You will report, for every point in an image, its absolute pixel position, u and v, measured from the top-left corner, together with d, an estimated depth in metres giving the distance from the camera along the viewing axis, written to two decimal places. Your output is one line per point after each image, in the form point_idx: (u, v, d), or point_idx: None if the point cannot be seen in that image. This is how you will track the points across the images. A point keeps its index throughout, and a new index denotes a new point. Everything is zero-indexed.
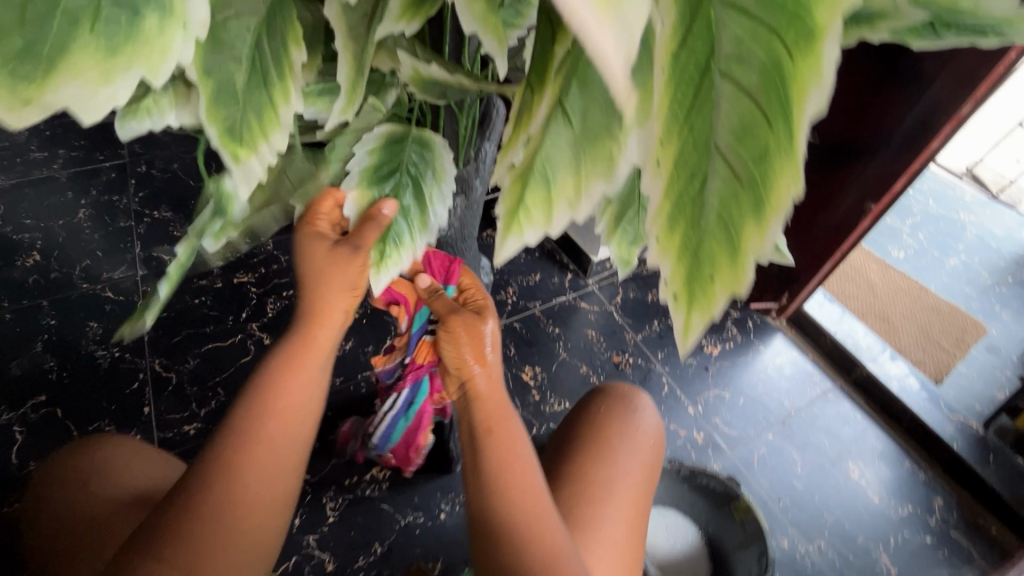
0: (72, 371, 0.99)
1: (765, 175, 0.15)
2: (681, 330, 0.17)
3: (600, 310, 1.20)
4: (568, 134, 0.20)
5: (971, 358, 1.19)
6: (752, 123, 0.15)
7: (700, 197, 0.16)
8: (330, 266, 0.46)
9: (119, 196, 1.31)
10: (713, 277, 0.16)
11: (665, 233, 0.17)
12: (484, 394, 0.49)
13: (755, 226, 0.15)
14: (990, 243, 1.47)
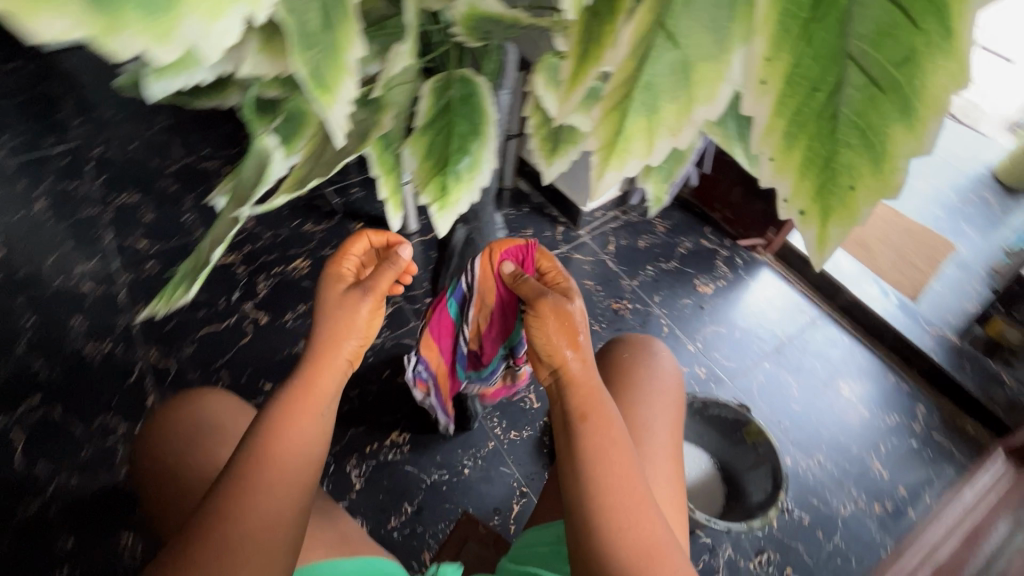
0: (63, 368, 0.95)
1: (911, 76, 0.16)
2: (815, 243, 0.18)
3: (594, 260, 1.21)
4: (671, 55, 0.19)
5: (943, 275, 1.26)
6: (892, 26, 0.16)
7: (831, 107, 0.17)
8: (342, 314, 0.53)
9: (77, 182, 1.23)
10: (855, 187, 0.16)
11: (783, 149, 0.17)
12: (580, 379, 0.51)
13: (904, 130, 0.16)
14: (955, 164, 1.53)
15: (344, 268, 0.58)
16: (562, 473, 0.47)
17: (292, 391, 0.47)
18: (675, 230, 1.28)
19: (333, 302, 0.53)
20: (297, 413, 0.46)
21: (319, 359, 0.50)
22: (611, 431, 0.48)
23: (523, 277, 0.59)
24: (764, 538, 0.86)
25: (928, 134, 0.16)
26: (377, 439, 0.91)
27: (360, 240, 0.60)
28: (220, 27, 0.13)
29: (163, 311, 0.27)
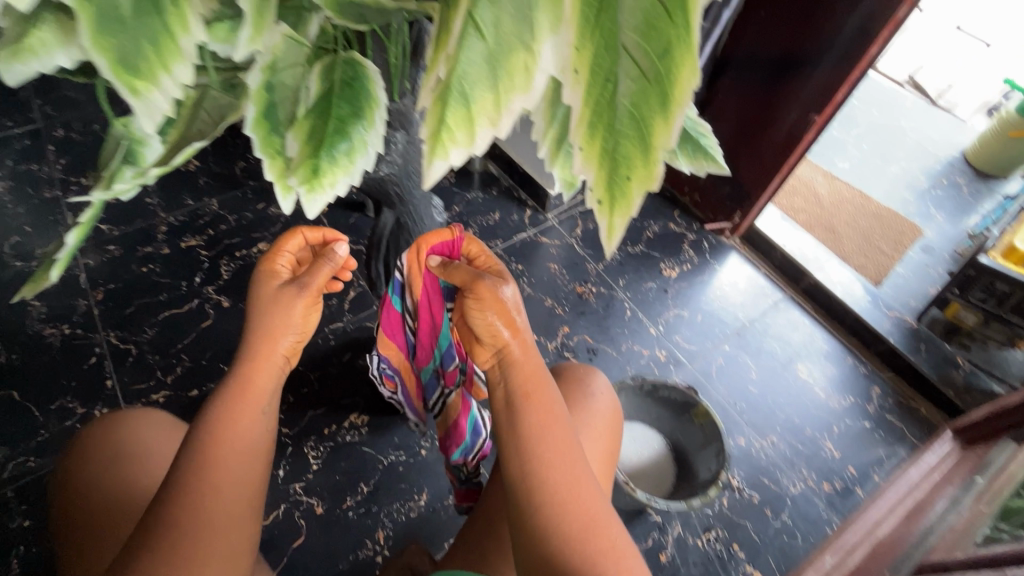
0: (21, 351, 0.95)
1: (669, 69, 0.16)
2: (606, 234, 0.18)
3: (560, 243, 1.21)
4: (480, 48, 0.19)
5: (908, 259, 1.27)
6: (655, 18, 0.16)
7: (613, 100, 0.17)
8: (280, 309, 0.52)
9: (38, 163, 1.22)
10: (629, 178, 0.17)
11: (587, 140, 0.17)
12: (524, 364, 0.52)
13: (663, 121, 0.16)
14: (929, 148, 1.53)
15: (278, 266, 0.57)
16: (507, 455, 0.47)
17: (230, 392, 0.46)
18: (644, 214, 1.28)
19: (269, 297, 0.53)
20: (236, 413, 0.45)
21: (258, 352, 0.49)
22: (550, 413, 0.49)
23: (453, 263, 0.58)
24: (713, 516, 0.88)
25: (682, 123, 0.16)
26: (336, 421, 0.92)
27: (295, 237, 0.59)
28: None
29: (31, 296, 0.27)
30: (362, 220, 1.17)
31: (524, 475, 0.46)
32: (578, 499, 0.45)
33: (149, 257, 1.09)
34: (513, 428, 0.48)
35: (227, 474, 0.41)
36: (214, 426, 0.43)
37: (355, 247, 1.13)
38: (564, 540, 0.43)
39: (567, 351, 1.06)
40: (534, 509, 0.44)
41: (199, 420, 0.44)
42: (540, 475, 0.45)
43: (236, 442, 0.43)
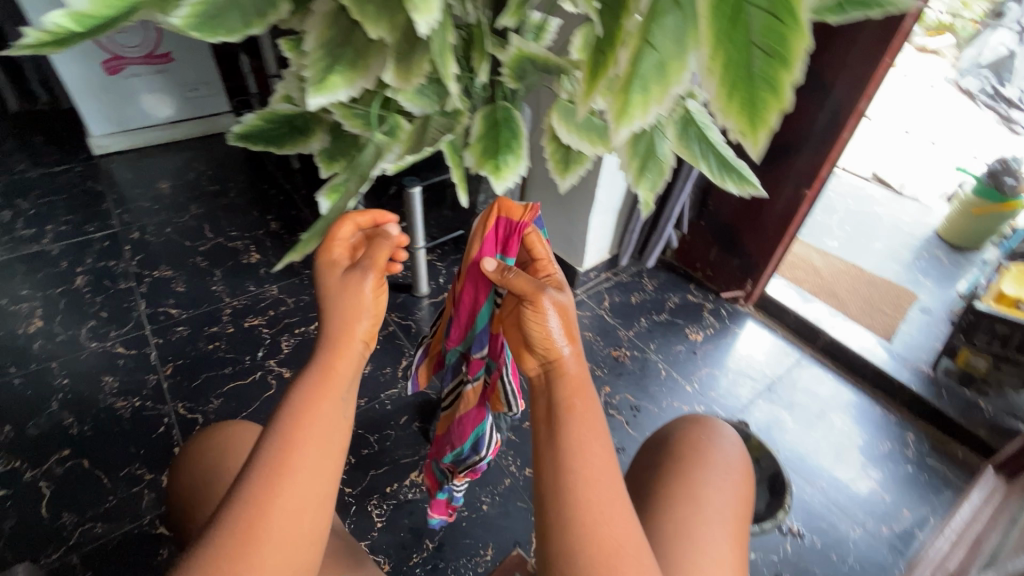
0: (93, 424, 0.99)
1: (785, 47, 0.28)
2: (752, 147, 0.30)
3: (592, 314, 1.32)
4: (654, 58, 0.32)
5: (910, 319, 1.38)
6: (773, 25, 0.28)
7: (749, 73, 0.29)
8: (350, 301, 0.49)
9: (116, 261, 1.35)
10: (766, 109, 0.29)
11: (727, 104, 0.30)
12: (573, 373, 0.50)
13: (787, 72, 0.28)
14: (904, 227, 1.73)
15: (334, 253, 0.52)
16: (542, 462, 0.44)
17: (315, 374, 0.44)
18: (663, 287, 1.41)
19: (336, 281, 0.50)
20: (320, 396, 0.43)
21: (339, 337, 0.47)
22: (593, 427, 0.45)
23: (512, 272, 0.60)
24: (780, 562, 0.90)
25: (796, 71, 0.28)
26: (397, 479, 0.94)
27: (346, 222, 0.53)
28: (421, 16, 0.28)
29: (299, 257, 0.38)
30: (409, 298, 1.27)
31: (557, 500, 0.42)
32: (600, 538, 0.41)
33: (215, 335, 1.17)
34: (553, 439, 0.45)
35: (303, 463, 0.39)
36: (300, 409, 0.42)
37: (405, 322, 1.22)
38: (596, 566, 0.40)
39: (611, 409, 1.11)
40: (563, 525, 0.41)
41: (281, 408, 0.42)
42: (578, 497, 0.41)
43: (317, 429, 0.41)
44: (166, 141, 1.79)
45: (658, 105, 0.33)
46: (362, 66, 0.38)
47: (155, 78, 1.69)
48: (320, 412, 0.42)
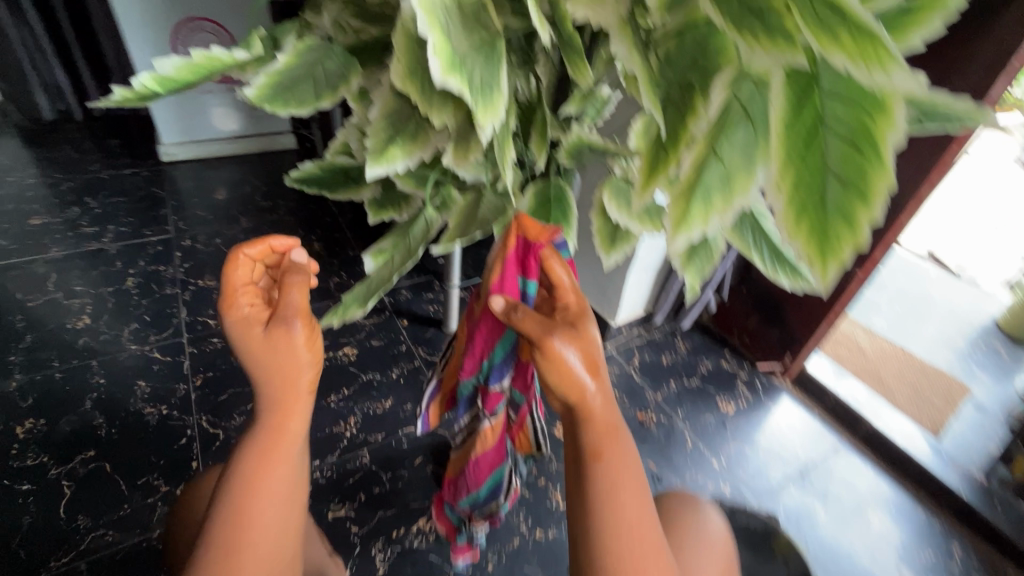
0: (121, 427, 1.01)
1: (866, 180, 0.27)
2: (819, 278, 0.28)
3: (620, 371, 1.29)
4: (719, 169, 0.31)
5: (962, 415, 1.29)
6: (852, 155, 0.27)
7: (821, 200, 0.28)
8: (273, 357, 0.46)
9: (165, 266, 1.41)
10: (840, 241, 0.27)
11: (794, 226, 0.29)
12: (599, 415, 0.48)
13: (864, 207, 0.27)
14: (960, 313, 1.64)
15: (241, 301, 0.48)
16: (572, 514, 0.46)
17: (261, 441, 0.45)
18: (696, 350, 1.37)
19: (258, 338, 0.47)
20: (264, 467, 0.44)
21: (281, 396, 0.46)
22: (628, 476, 0.45)
23: (518, 312, 0.52)
24: None
25: (876, 207, 0.27)
26: (404, 524, 0.93)
27: (240, 266, 0.49)
28: (484, 123, 0.27)
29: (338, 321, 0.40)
30: (438, 334, 1.27)
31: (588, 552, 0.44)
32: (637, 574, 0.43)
33: None
34: (583, 491, 0.46)
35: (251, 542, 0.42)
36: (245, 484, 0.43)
37: (431, 358, 1.22)
38: None
39: None
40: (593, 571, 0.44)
41: (229, 477, 0.44)
42: (606, 548, 0.43)
43: (263, 506, 0.43)
44: (227, 153, 1.88)
45: (720, 216, 0.32)
46: (422, 138, 0.39)
47: (225, 95, 1.79)
48: (267, 489, 0.43)
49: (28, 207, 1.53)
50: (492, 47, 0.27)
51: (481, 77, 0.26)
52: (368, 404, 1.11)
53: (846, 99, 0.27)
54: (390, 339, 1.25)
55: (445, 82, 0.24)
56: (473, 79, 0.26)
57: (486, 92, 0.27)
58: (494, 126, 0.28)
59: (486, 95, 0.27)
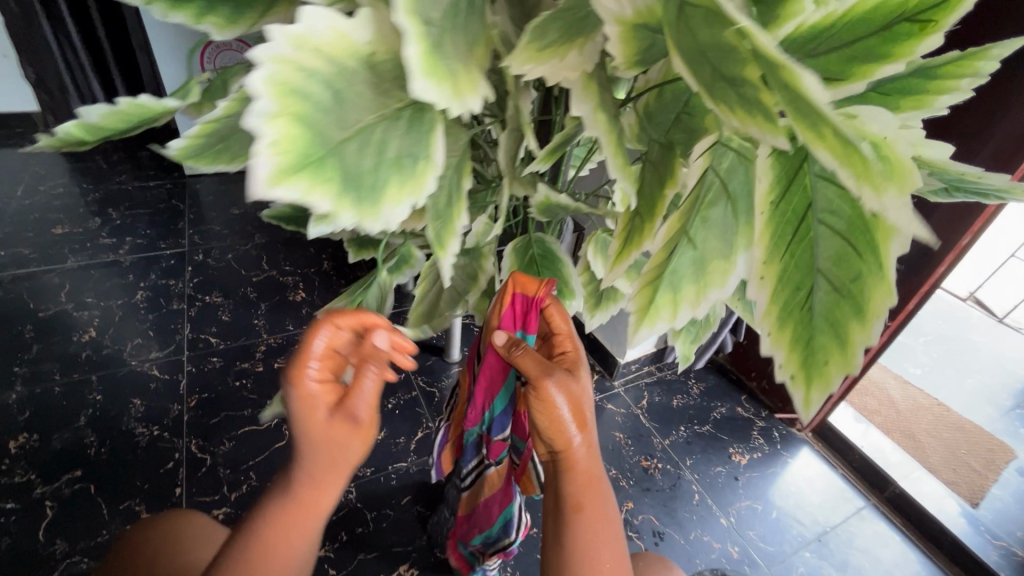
0: (110, 446, 1.00)
1: (862, 290, 0.22)
2: (801, 404, 0.23)
3: (626, 412, 1.21)
4: (691, 254, 0.27)
5: (1005, 481, 1.19)
6: (846, 254, 0.22)
7: (808, 304, 0.23)
8: (335, 447, 0.41)
9: (175, 280, 1.42)
10: (828, 362, 0.22)
11: (777, 328, 0.24)
12: (581, 470, 0.47)
13: (859, 325, 0.21)
14: (1005, 365, 1.52)
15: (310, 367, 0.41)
16: (547, 538, 0.46)
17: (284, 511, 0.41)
18: (710, 393, 1.29)
19: (316, 419, 0.40)
20: (281, 547, 0.41)
21: (322, 477, 0.41)
22: (606, 526, 0.46)
23: (519, 349, 0.49)
24: None
25: (873, 328, 0.21)
26: (385, 570, 0.89)
27: (323, 330, 0.42)
28: (396, 209, 0.22)
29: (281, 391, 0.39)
30: (439, 363, 1.23)
31: None
32: None
33: (244, 372, 1.18)
34: (560, 543, 0.45)
35: None
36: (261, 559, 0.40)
37: (430, 389, 1.18)
38: None
39: (630, 531, 1.00)
40: None
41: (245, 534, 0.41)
42: None
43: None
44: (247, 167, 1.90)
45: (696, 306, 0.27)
46: None
47: None
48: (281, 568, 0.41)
49: (52, 216, 1.57)
50: (403, 113, 0.23)
51: (392, 152, 0.22)
52: None
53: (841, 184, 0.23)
54: None
55: (314, 203, 0.18)
56: (383, 155, 0.22)
57: (403, 166, 0.22)
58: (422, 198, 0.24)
59: (402, 171, 0.22)
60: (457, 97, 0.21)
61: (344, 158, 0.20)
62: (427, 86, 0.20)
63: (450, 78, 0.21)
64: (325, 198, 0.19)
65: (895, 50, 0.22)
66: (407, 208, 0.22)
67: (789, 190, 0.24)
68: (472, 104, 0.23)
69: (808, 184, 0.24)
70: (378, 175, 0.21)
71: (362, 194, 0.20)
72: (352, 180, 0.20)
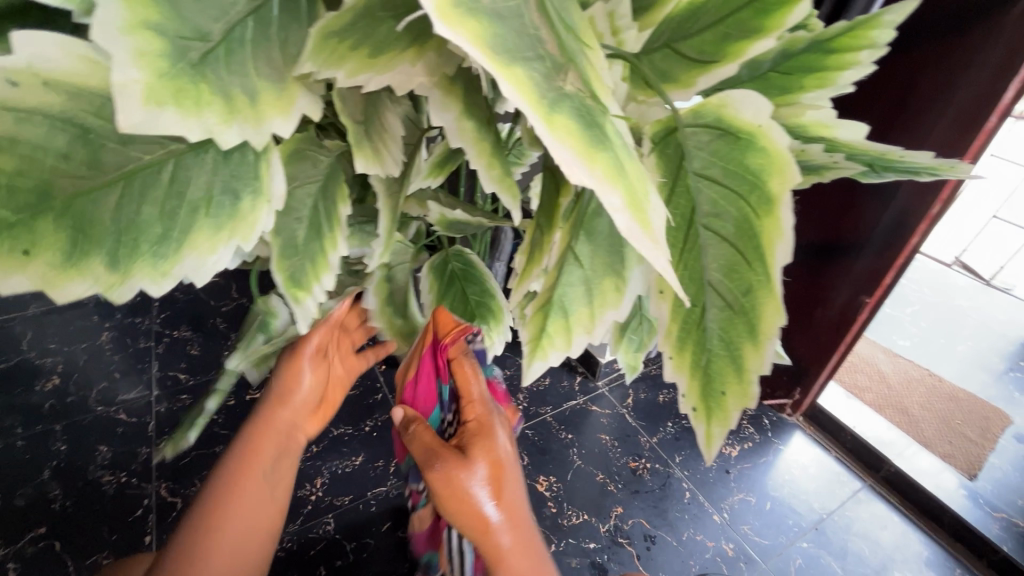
0: (76, 498, 0.98)
1: (753, 305, 0.19)
2: (704, 439, 0.21)
3: (612, 413, 1.15)
4: (579, 272, 0.26)
5: (1002, 450, 1.16)
6: (736, 264, 0.20)
7: (703, 322, 0.21)
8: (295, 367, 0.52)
9: (142, 317, 1.33)
10: (725, 392, 0.20)
11: (678, 350, 0.22)
12: (506, 554, 0.45)
13: (752, 347, 0.19)
14: (995, 328, 1.50)
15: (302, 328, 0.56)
16: None
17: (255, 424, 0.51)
18: None
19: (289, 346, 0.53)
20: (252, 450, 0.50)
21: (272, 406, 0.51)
22: None
23: (411, 432, 0.48)
24: None
25: (767, 352, 0.19)
26: None
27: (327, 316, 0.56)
28: (213, 258, 0.22)
29: None
30: None
31: None
32: None
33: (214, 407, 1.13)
34: None
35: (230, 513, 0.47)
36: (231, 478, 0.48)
37: None
38: None
39: (621, 537, 0.96)
40: None
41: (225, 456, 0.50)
42: None
43: (250, 490, 0.49)
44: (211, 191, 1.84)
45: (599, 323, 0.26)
46: None
47: None
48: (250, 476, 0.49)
49: None
50: (212, 148, 0.23)
51: (196, 198, 0.23)
52: (337, 462, 1.01)
53: (723, 184, 0.21)
54: (366, 388, 1.14)
55: (79, 291, 0.20)
56: (187, 200, 0.23)
57: (216, 206, 0.23)
58: (260, 233, 0.24)
59: (214, 215, 0.23)
60: (257, 120, 0.19)
61: (92, 207, 0.20)
62: (166, 115, 0.16)
63: (221, 96, 0.18)
64: (94, 282, 0.20)
65: (769, 23, 0.21)
66: (229, 251, 0.23)
67: (674, 194, 0.22)
68: (281, 127, 0.20)
69: (691, 184, 0.22)
70: (180, 228, 0.22)
71: (149, 257, 0.21)
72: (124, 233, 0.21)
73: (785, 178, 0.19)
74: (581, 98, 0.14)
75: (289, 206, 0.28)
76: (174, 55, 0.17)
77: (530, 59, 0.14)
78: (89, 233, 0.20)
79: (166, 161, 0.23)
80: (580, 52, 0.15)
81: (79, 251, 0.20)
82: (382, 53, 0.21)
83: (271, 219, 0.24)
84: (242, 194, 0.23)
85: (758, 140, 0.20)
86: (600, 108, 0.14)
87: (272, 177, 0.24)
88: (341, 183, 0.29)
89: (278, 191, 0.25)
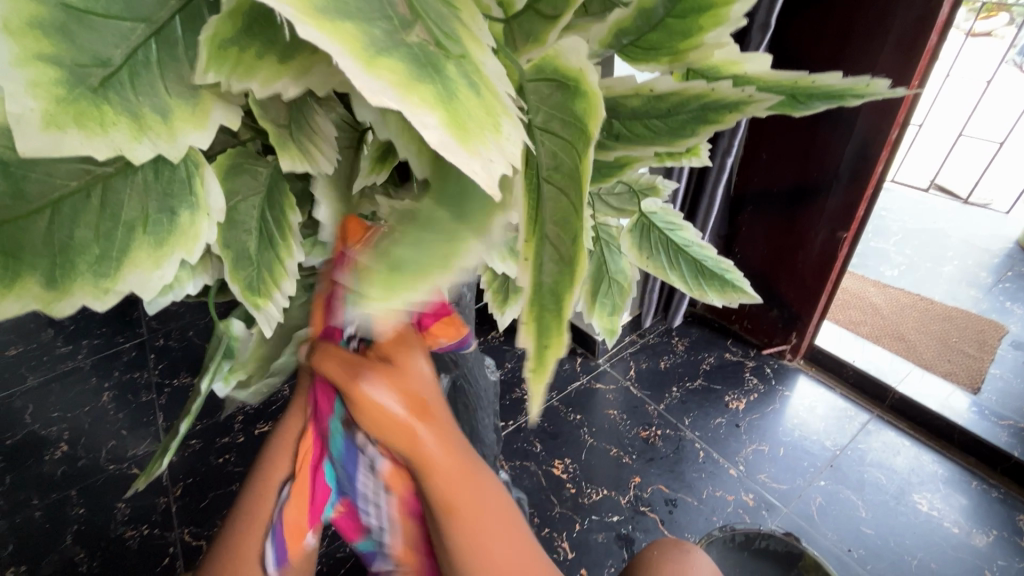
0: (102, 558, 0.99)
1: (575, 249, 0.18)
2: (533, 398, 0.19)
3: (616, 388, 1.16)
4: (436, 217, 0.18)
5: (1001, 359, 1.18)
6: (566, 212, 0.18)
7: (537, 274, 0.18)
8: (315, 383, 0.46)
9: (140, 371, 1.33)
10: (547, 344, 0.18)
11: (522, 312, 0.18)
12: (439, 467, 0.33)
13: (572, 289, 0.17)
14: (979, 244, 1.51)
15: None
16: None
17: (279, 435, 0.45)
18: (696, 347, 1.25)
19: None
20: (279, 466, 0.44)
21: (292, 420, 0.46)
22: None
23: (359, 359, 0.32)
24: None
25: (579, 292, 0.17)
26: None
27: None
28: (158, 273, 0.22)
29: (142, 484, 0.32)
30: None
31: None
32: None
33: (226, 447, 1.14)
34: None
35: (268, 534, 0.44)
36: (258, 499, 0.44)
37: None
38: None
39: (643, 506, 0.97)
40: None
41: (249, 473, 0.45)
42: None
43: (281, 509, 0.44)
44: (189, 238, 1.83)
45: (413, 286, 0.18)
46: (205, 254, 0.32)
47: None
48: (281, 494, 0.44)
49: None
50: (140, 168, 0.23)
51: (131, 218, 0.22)
52: None
53: (559, 132, 0.19)
54: None
55: (13, 309, 0.20)
56: (123, 220, 0.22)
57: (154, 224, 0.23)
58: (206, 244, 0.24)
59: (153, 231, 0.23)
60: (171, 135, 0.20)
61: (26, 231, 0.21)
62: (69, 136, 0.18)
63: (128, 115, 0.19)
64: (31, 300, 0.20)
65: None
66: (173, 265, 0.23)
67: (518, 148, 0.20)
68: (199, 139, 0.21)
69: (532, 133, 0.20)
70: (118, 247, 0.22)
71: (89, 276, 0.21)
72: (55, 256, 0.21)
73: (599, 117, 0.18)
74: (423, 46, 0.15)
75: (235, 220, 0.29)
76: (71, 82, 0.18)
77: (374, 19, 0.14)
78: (20, 256, 0.21)
79: (92, 186, 0.22)
80: (445, 15, 0.17)
81: (11, 274, 0.20)
82: (292, 56, 0.21)
83: (214, 229, 0.24)
84: (179, 209, 0.23)
85: (581, 79, 0.19)
86: (443, 53, 0.15)
87: (208, 191, 0.24)
88: (286, 190, 0.30)
89: (217, 206, 0.24)
